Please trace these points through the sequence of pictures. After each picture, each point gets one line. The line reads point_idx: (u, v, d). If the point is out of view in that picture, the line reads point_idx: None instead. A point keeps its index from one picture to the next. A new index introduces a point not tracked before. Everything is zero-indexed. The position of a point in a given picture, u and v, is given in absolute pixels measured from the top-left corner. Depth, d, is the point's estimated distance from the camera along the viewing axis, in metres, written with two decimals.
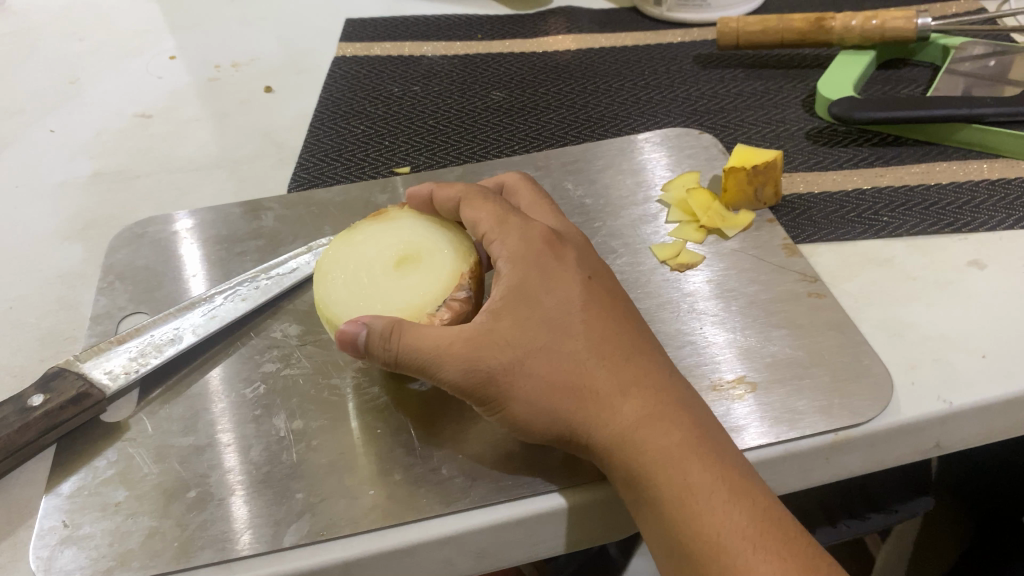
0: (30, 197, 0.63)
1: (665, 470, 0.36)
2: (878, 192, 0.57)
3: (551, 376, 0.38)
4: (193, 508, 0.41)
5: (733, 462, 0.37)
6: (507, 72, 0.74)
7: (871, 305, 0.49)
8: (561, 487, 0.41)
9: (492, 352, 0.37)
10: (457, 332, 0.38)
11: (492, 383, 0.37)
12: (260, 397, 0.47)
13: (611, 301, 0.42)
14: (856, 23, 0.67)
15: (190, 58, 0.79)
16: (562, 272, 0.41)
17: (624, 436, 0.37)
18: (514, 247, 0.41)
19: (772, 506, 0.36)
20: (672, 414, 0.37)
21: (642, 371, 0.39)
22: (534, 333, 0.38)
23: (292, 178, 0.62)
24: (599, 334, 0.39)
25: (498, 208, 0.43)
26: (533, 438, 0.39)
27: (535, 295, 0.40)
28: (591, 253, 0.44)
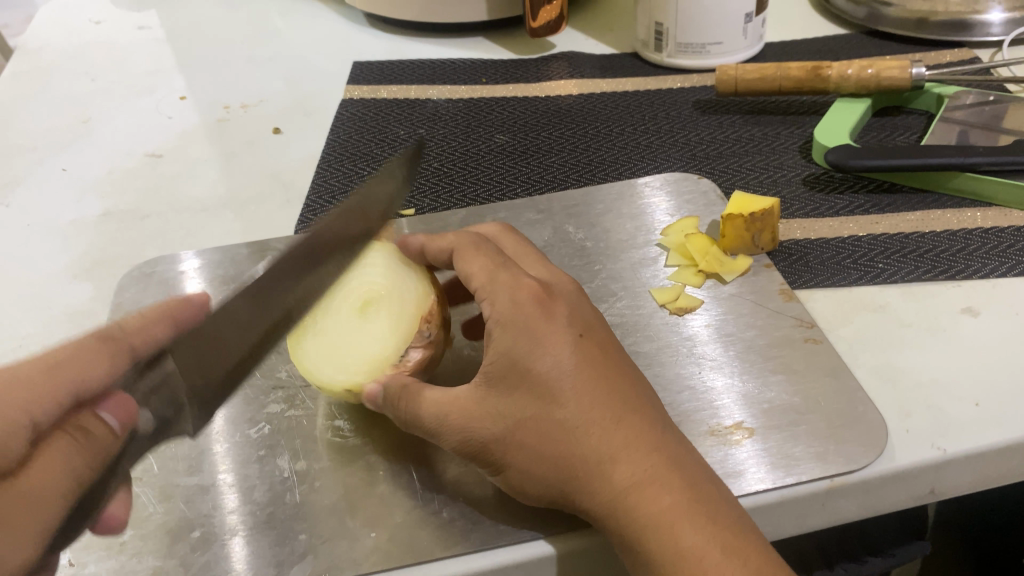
0: (41, 236, 0.64)
1: (660, 533, 0.36)
2: (874, 239, 0.57)
3: (544, 445, 0.39)
4: (197, 548, 0.42)
5: (730, 519, 0.37)
6: (512, 116, 0.75)
7: (867, 351, 0.49)
8: (548, 534, 0.41)
9: (483, 424, 0.40)
10: (453, 402, 0.41)
11: (488, 453, 0.40)
12: (264, 438, 0.47)
13: (602, 357, 0.42)
14: (852, 72, 0.68)
15: (199, 99, 0.81)
16: (551, 331, 0.41)
17: (616, 500, 0.37)
18: (503, 308, 0.42)
19: (767, 564, 0.36)
20: (663, 475, 0.38)
21: (634, 432, 0.39)
22: (525, 400, 0.40)
23: (300, 220, 0.63)
24: (591, 394, 0.40)
25: (490, 262, 0.45)
26: (532, 502, 0.40)
27: (524, 360, 0.40)
28: (581, 304, 0.45)
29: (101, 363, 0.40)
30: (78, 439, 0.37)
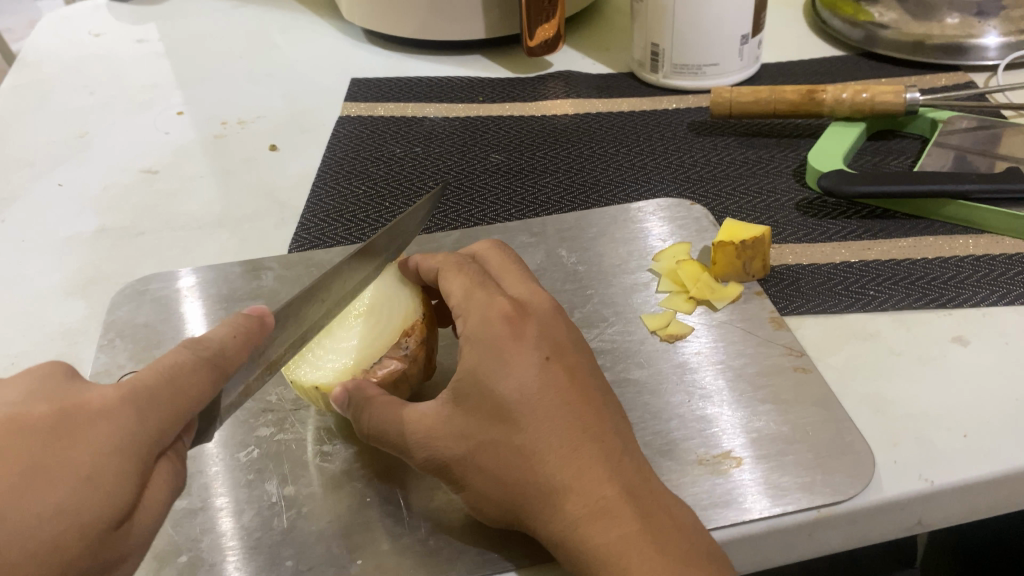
0: (36, 252, 0.64)
1: (607, 565, 0.36)
2: (865, 265, 0.57)
3: (501, 468, 0.39)
4: (184, 573, 0.42)
5: (681, 555, 0.37)
6: (506, 134, 0.75)
7: (858, 379, 0.50)
8: (520, 565, 0.41)
9: (446, 443, 0.40)
10: (419, 419, 0.42)
11: (449, 471, 0.41)
12: (253, 462, 0.48)
13: (570, 381, 0.41)
14: (847, 95, 0.68)
15: (196, 114, 0.81)
16: (517, 353, 0.41)
17: (567, 529, 0.38)
18: (474, 327, 0.43)
19: None
20: (616, 506, 0.38)
21: (592, 460, 0.39)
22: (487, 422, 0.40)
23: (294, 239, 0.63)
24: (552, 418, 0.39)
25: (469, 282, 0.45)
26: (492, 521, 0.41)
27: (488, 382, 0.40)
28: (556, 324, 0.44)
29: (206, 388, 0.36)
30: (182, 461, 0.36)
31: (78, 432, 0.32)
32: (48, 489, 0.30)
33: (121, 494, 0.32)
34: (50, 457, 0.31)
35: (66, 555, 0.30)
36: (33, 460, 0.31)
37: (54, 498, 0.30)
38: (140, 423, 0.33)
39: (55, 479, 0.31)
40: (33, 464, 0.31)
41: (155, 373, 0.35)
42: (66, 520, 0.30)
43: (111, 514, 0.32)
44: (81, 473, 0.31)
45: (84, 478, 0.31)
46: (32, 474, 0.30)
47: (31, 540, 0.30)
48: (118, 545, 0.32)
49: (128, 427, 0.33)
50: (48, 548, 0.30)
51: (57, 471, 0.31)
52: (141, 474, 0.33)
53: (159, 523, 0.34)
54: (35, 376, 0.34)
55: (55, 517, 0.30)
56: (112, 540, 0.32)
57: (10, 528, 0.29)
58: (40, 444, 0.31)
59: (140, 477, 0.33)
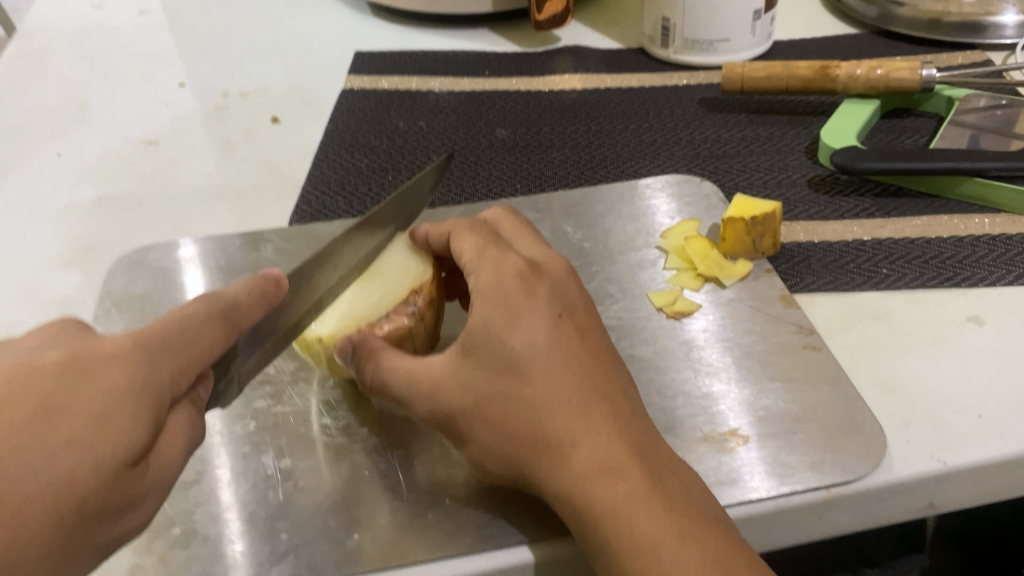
0: (33, 222, 0.63)
1: (614, 522, 0.36)
2: (878, 243, 0.56)
3: (509, 421, 0.39)
4: (177, 545, 0.41)
5: (690, 515, 0.37)
6: (514, 108, 0.74)
7: (868, 359, 0.48)
8: (531, 539, 0.41)
9: (453, 395, 0.40)
10: (426, 371, 0.41)
11: (455, 423, 0.40)
12: (249, 434, 0.47)
13: (581, 341, 0.41)
14: (861, 72, 0.66)
15: (198, 86, 0.79)
16: (529, 308, 0.40)
17: (574, 486, 0.37)
18: (485, 281, 0.42)
19: (726, 557, 0.36)
20: (624, 464, 0.37)
21: (601, 419, 0.38)
22: (496, 375, 0.39)
23: (295, 211, 0.62)
24: (562, 375, 0.39)
25: (480, 241, 0.45)
26: (496, 477, 0.40)
27: (498, 335, 0.40)
28: (568, 284, 0.44)
29: (217, 341, 0.37)
30: (193, 413, 0.37)
31: (91, 373, 0.32)
32: (66, 423, 0.31)
33: (137, 432, 0.32)
34: (64, 396, 0.31)
35: (79, 489, 0.30)
36: (50, 395, 0.31)
37: (70, 432, 0.31)
38: (154, 369, 0.34)
39: (71, 411, 0.31)
40: (48, 401, 0.31)
41: (169, 327, 0.36)
42: (82, 455, 0.31)
43: (128, 454, 0.32)
44: (98, 408, 0.31)
45: (100, 415, 0.31)
46: (46, 411, 0.31)
47: (47, 473, 0.30)
48: (131, 489, 0.33)
49: (145, 371, 0.33)
50: (65, 481, 0.30)
51: (73, 405, 0.31)
52: (157, 420, 0.34)
53: (170, 474, 0.35)
54: (43, 336, 0.35)
55: (71, 450, 0.30)
56: (126, 479, 0.32)
57: (24, 462, 0.29)
58: (55, 380, 0.32)
59: (155, 419, 0.33)
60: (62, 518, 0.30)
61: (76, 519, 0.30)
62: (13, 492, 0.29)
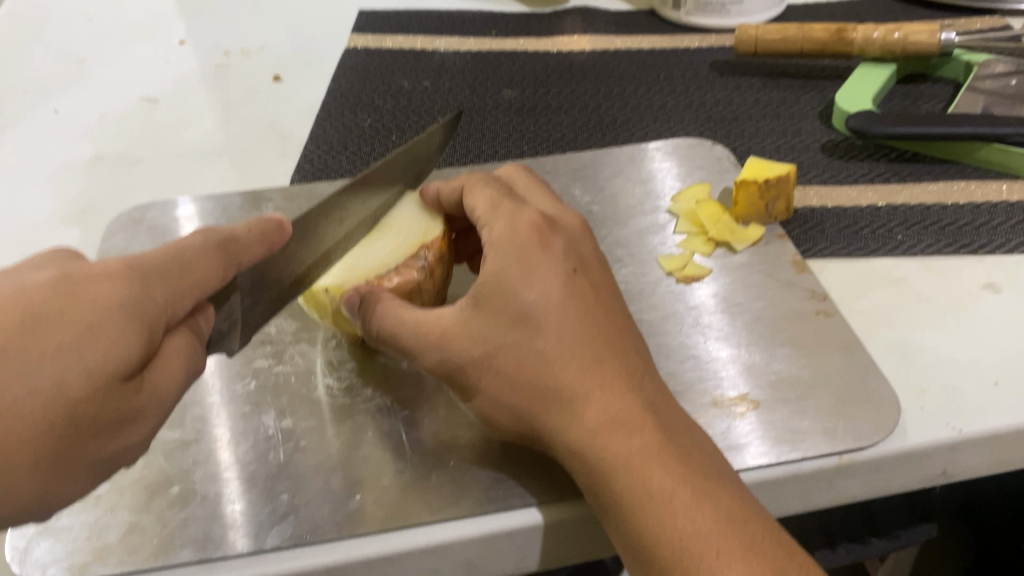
0: (29, 179, 0.62)
1: (625, 474, 0.36)
2: (893, 209, 0.55)
3: (519, 373, 0.38)
4: (175, 504, 0.41)
5: (702, 469, 0.36)
6: (522, 69, 0.72)
7: (882, 325, 0.47)
8: (541, 501, 0.40)
9: (463, 345, 0.40)
10: (436, 320, 0.41)
11: (464, 374, 0.40)
12: (250, 394, 0.46)
13: (595, 296, 0.41)
14: (878, 35, 0.65)
15: (199, 44, 0.78)
16: (544, 261, 0.40)
17: (585, 437, 0.37)
18: (500, 233, 0.42)
19: (738, 509, 0.35)
20: (636, 418, 0.37)
21: (614, 373, 0.38)
22: (507, 326, 0.39)
23: (297, 170, 0.61)
24: (575, 328, 0.39)
25: (495, 196, 0.45)
26: (504, 430, 0.40)
27: (512, 286, 0.39)
28: (583, 242, 0.44)
29: (214, 270, 0.36)
30: (193, 339, 0.36)
31: (82, 287, 0.32)
32: (53, 335, 0.30)
33: (128, 347, 0.32)
34: (52, 307, 0.31)
35: (70, 401, 0.30)
36: (39, 307, 0.31)
37: (57, 342, 0.30)
38: (145, 289, 0.33)
39: (60, 323, 0.31)
40: (35, 311, 0.31)
41: (164, 255, 0.35)
42: (70, 364, 0.30)
43: (120, 371, 0.31)
44: (87, 321, 0.31)
45: (88, 327, 0.31)
46: (34, 321, 0.30)
47: (32, 379, 0.29)
48: (124, 408, 0.32)
49: (136, 289, 0.33)
50: (51, 388, 0.30)
51: (61, 318, 0.31)
52: (151, 341, 0.33)
53: (168, 401, 0.34)
54: (44, 260, 0.35)
55: (60, 361, 0.30)
56: (120, 397, 0.32)
57: (6, 368, 0.29)
58: (45, 294, 0.31)
59: (149, 338, 0.33)
60: (52, 427, 0.30)
61: (66, 430, 0.30)
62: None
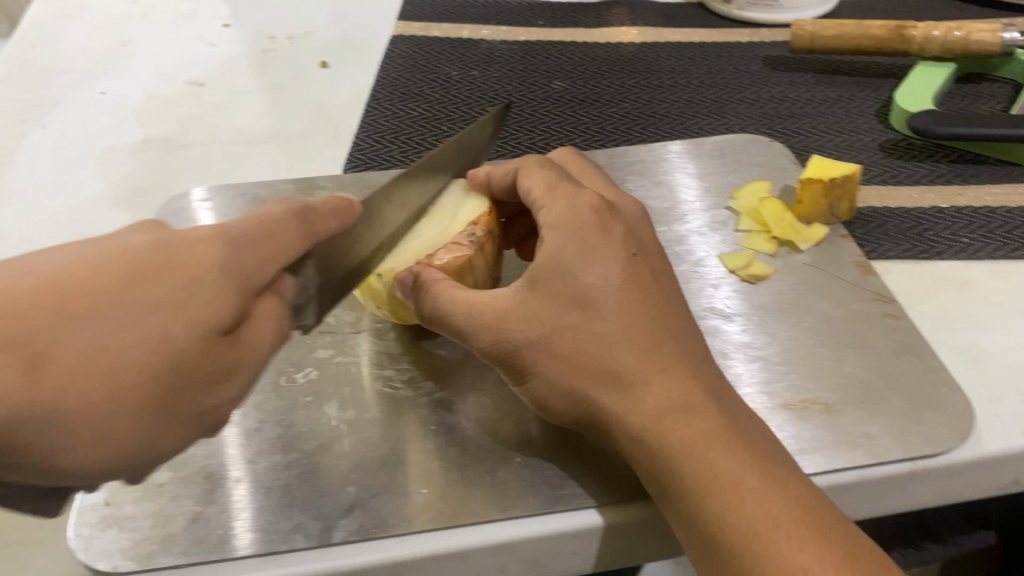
0: (77, 160, 0.61)
1: (689, 460, 0.34)
2: (957, 211, 0.54)
3: (578, 355, 0.37)
4: (240, 495, 0.40)
5: (768, 458, 0.35)
6: (570, 60, 0.72)
7: (950, 329, 0.47)
8: (600, 503, 0.39)
9: (520, 325, 0.38)
10: (493, 301, 0.39)
11: (518, 356, 0.38)
12: (311, 384, 0.46)
13: (654, 282, 0.39)
14: (938, 33, 0.63)
15: (243, 28, 0.77)
16: (604, 243, 0.39)
17: (646, 423, 0.35)
18: (559, 214, 0.40)
19: (806, 496, 0.34)
20: (698, 404, 0.35)
21: (675, 360, 0.37)
22: (565, 308, 0.38)
23: (348, 159, 0.60)
24: (635, 313, 0.37)
25: (552, 176, 0.43)
26: (560, 416, 0.39)
27: (571, 268, 0.38)
28: (642, 227, 0.42)
29: (299, 236, 0.36)
30: (278, 303, 0.35)
31: (180, 245, 0.31)
32: (156, 287, 0.29)
33: (225, 303, 0.31)
34: (152, 264, 0.30)
35: (174, 350, 0.29)
36: (139, 260, 0.30)
37: (161, 296, 0.29)
38: (237, 251, 0.32)
39: (162, 276, 0.30)
40: (137, 266, 0.30)
41: (247, 219, 0.34)
42: (175, 313, 0.29)
43: (218, 325, 0.31)
44: (188, 277, 0.30)
45: (189, 284, 0.30)
46: (138, 272, 0.29)
47: (141, 330, 0.28)
48: (220, 362, 0.31)
49: (230, 251, 0.32)
50: (156, 337, 0.29)
51: (164, 272, 0.30)
52: (246, 300, 0.32)
53: (258, 359, 0.34)
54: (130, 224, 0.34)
55: (166, 311, 0.29)
56: (217, 351, 0.31)
57: (115, 315, 0.28)
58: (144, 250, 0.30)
59: (244, 298, 0.32)
60: (156, 375, 0.29)
61: (168, 379, 0.29)
62: (109, 345, 0.28)
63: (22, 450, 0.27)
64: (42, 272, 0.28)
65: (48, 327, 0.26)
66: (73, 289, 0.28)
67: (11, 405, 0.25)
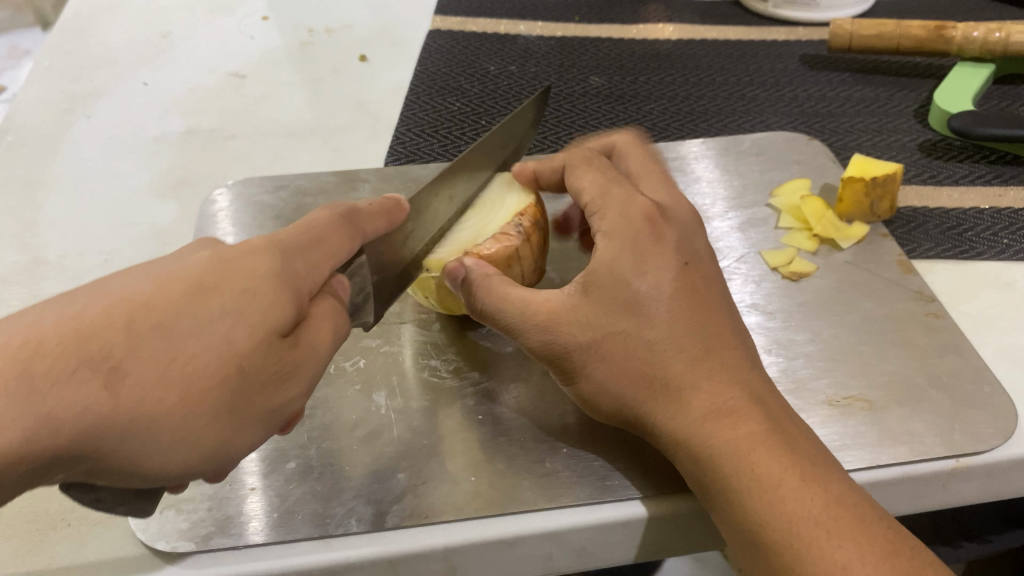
0: (124, 150, 0.63)
1: (731, 461, 0.35)
2: (996, 212, 0.54)
3: (630, 362, 0.37)
4: (292, 480, 0.41)
5: (810, 458, 0.35)
6: (608, 57, 0.72)
7: (991, 329, 0.47)
8: (642, 495, 0.40)
9: (571, 329, 0.38)
10: (545, 302, 0.39)
11: (568, 359, 0.39)
12: (358, 373, 0.47)
13: (707, 293, 0.39)
14: (979, 34, 0.63)
15: (282, 21, 0.78)
16: (658, 253, 0.39)
17: (690, 427, 0.36)
18: (612, 222, 0.40)
19: (848, 494, 0.34)
20: (742, 408, 0.36)
21: (721, 365, 0.37)
22: (616, 314, 0.38)
23: (389, 152, 0.61)
24: (686, 322, 0.38)
25: (602, 180, 0.43)
26: (607, 417, 0.39)
27: (625, 277, 0.38)
28: (696, 233, 0.42)
29: (343, 241, 0.37)
30: (337, 305, 0.36)
31: (230, 261, 0.32)
32: (213, 299, 0.30)
33: (282, 307, 0.32)
34: (209, 276, 0.31)
35: (237, 353, 0.30)
36: (196, 279, 0.31)
37: (221, 303, 0.30)
38: (286, 261, 0.33)
39: (217, 288, 0.30)
40: (194, 282, 0.30)
41: (295, 232, 0.35)
42: (234, 319, 0.30)
43: (276, 324, 0.31)
44: (241, 286, 0.31)
45: (245, 291, 0.31)
46: (196, 288, 0.30)
47: (206, 337, 0.29)
48: (286, 359, 0.32)
49: (277, 260, 0.33)
50: (220, 343, 0.29)
51: (218, 284, 0.30)
52: (300, 302, 0.33)
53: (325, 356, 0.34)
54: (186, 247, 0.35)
55: (225, 318, 0.30)
56: (281, 352, 0.31)
57: (180, 327, 0.29)
58: (199, 272, 0.31)
59: (297, 302, 0.33)
60: (227, 378, 0.29)
61: (238, 380, 0.30)
62: (179, 357, 0.28)
63: (109, 459, 0.27)
64: (111, 293, 0.29)
65: (120, 343, 0.27)
66: (139, 305, 0.29)
67: (93, 411, 0.26)
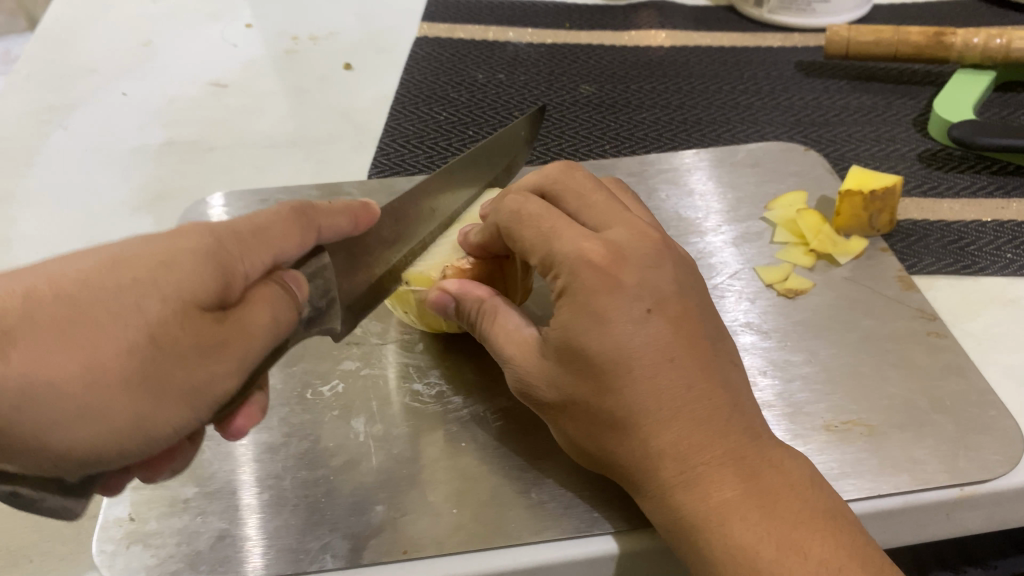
0: (101, 162, 0.61)
1: (706, 533, 0.32)
2: (999, 225, 0.52)
3: (597, 424, 0.35)
4: (266, 512, 0.39)
5: (794, 519, 0.32)
6: (600, 64, 0.71)
7: (996, 348, 0.45)
8: (633, 528, 0.38)
9: (540, 385, 0.37)
10: (517, 350, 0.38)
11: (544, 411, 0.37)
12: (337, 398, 0.45)
13: (677, 339, 0.34)
14: (979, 40, 0.62)
15: (266, 29, 0.76)
16: (614, 308, 0.33)
17: (661, 493, 0.33)
18: (563, 282, 0.35)
19: (832, 561, 0.31)
20: (717, 469, 0.33)
21: (692, 422, 0.33)
22: (576, 376, 0.35)
23: (373, 164, 0.59)
24: (653, 381, 0.33)
25: (543, 233, 0.36)
26: (588, 464, 0.37)
27: (579, 341, 0.34)
28: (661, 266, 0.35)
29: (293, 224, 0.35)
30: (281, 290, 0.34)
31: (159, 238, 0.31)
32: (129, 271, 0.29)
33: (203, 280, 0.30)
34: (132, 252, 0.30)
35: (146, 323, 0.28)
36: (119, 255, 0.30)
37: (133, 274, 0.29)
38: (219, 238, 0.32)
39: (136, 262, 0.30)
40: (115, 258, 0.30)
41: (240, 219, 0.34)
42: (146, 290, 0.29)
43: (194, 297, 0.30)
44: (160, 258, 0.30)
45: (164, 263, 0.30)
46: (114, 262, 0.30)
47: (115, 306, 0.28)
48: (209, 334, 0.30)
49: (210, 235, 0.32)
50: (129, 312, 0.28)
51: (138, 258, 0.30)
52: (230, 282, 0.31)
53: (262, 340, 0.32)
54: None
55: (136, 288, 0.29)
56: (204, 326, 0.30)
57: (90, 298, 0.28)
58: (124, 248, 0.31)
59: (225, 277, 0.31)
60: (134, 349, 0.28)
61: (147, 352, 0.28)
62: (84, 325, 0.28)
63: (5, 429, 0.27)
64: (30, 271, 0.29)
65: (23, 312, 0.27)
66: (53, 280, 0.29)
67: None
